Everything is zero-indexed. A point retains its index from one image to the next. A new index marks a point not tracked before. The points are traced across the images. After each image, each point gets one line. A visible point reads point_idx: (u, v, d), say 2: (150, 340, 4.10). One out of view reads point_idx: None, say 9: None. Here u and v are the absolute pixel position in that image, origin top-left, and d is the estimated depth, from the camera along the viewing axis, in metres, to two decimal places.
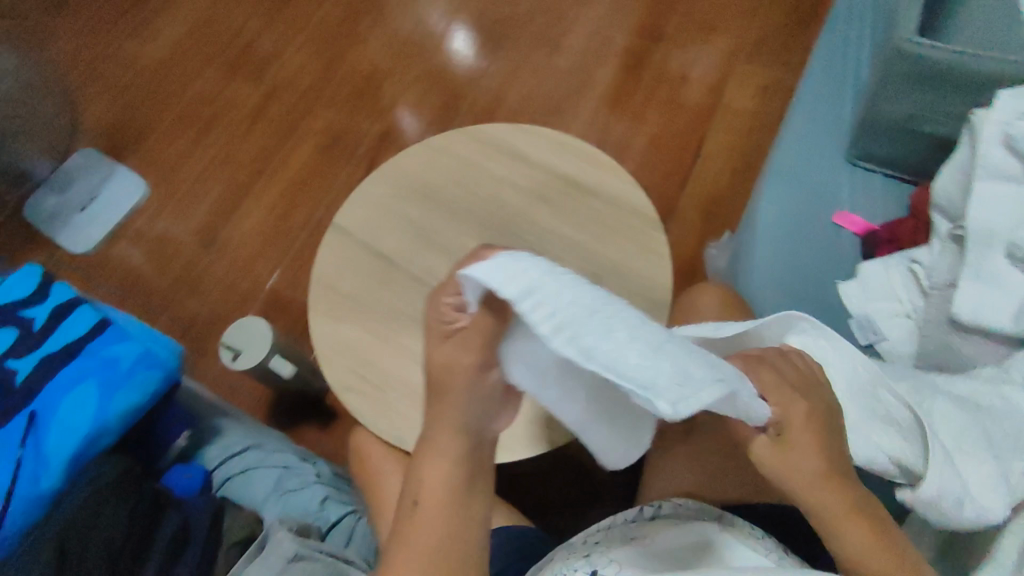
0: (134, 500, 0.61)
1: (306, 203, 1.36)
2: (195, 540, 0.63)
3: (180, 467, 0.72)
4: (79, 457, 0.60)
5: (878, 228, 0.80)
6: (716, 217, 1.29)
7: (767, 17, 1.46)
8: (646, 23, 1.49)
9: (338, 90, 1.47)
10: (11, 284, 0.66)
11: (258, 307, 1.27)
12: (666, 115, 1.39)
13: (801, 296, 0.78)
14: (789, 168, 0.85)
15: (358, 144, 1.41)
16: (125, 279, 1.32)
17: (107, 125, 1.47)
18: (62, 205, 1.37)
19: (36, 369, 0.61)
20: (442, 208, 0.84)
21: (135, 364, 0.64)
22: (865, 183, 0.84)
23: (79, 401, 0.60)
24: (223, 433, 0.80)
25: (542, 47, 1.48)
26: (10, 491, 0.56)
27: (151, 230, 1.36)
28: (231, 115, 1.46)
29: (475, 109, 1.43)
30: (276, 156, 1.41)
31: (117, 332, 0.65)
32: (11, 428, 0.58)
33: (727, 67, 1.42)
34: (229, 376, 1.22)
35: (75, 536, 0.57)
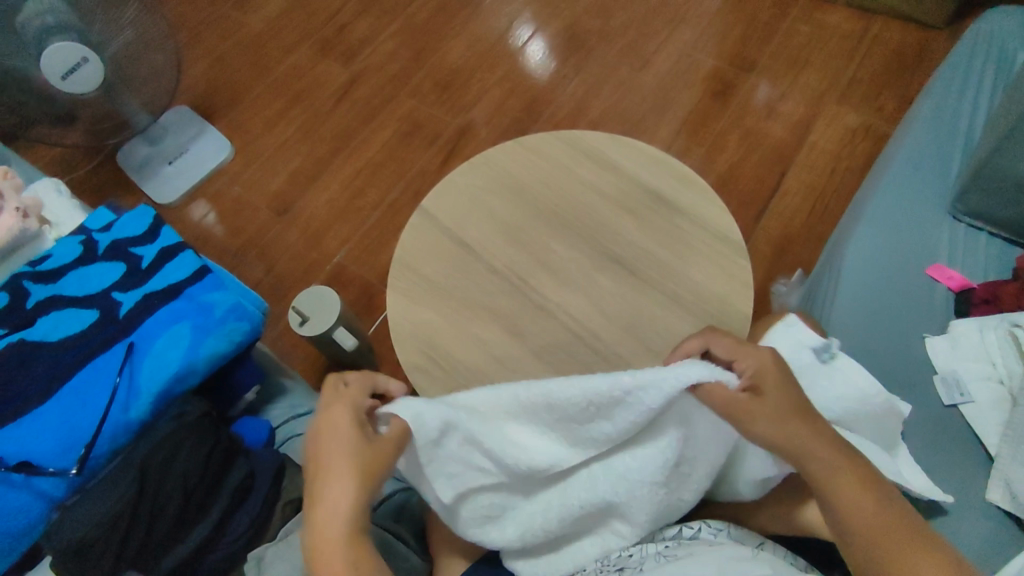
0: (212, 442, 0.62)
1: (380, 185, 1.39)
2: (258, 491, 0.65)
3: (250, 419, 0.74)
4: (166, 393, 0.63)
5: (976, 286, 0.77)
6: (789, 253, 1.26)
7: (865, 59, 1.43)
8: (738, 51, 1.48)
9: (423, 80, 1.50)
10: (126, 222, 0.71)
11: (321, 279, 1.30)
12: (748, 145, 1.37)
13: (887, 344, 0.75)
14: (885, 213, 0.83)
15: (437, 134, 1.44)
16: (201, 234, 1.37)
17: (203, 87, 1.54)
18: (153, 154, 1.41)
19: (138, 304, 0.65)
20: (526, 205, 0.85)
21: (228, 313, 0.66)
22: (967, 239, 0.81)
23: (173, 340, 0.63)
24: (290, 393, 0.82)
25: (628, 63, 1.48)
26: (104, 415, 0.60)
27: (231, 191, 1.42)
28: (319, 91, 1.51)
29: (555, 115, 1.44)
30: (357, 136, 1.45)
31: (214, 281, 0.68)
32: (112, 355, 0.62)
33: (817, 104, 1.40)
34: (286, 341, 1.25)
35: (155, 467, 0.59)
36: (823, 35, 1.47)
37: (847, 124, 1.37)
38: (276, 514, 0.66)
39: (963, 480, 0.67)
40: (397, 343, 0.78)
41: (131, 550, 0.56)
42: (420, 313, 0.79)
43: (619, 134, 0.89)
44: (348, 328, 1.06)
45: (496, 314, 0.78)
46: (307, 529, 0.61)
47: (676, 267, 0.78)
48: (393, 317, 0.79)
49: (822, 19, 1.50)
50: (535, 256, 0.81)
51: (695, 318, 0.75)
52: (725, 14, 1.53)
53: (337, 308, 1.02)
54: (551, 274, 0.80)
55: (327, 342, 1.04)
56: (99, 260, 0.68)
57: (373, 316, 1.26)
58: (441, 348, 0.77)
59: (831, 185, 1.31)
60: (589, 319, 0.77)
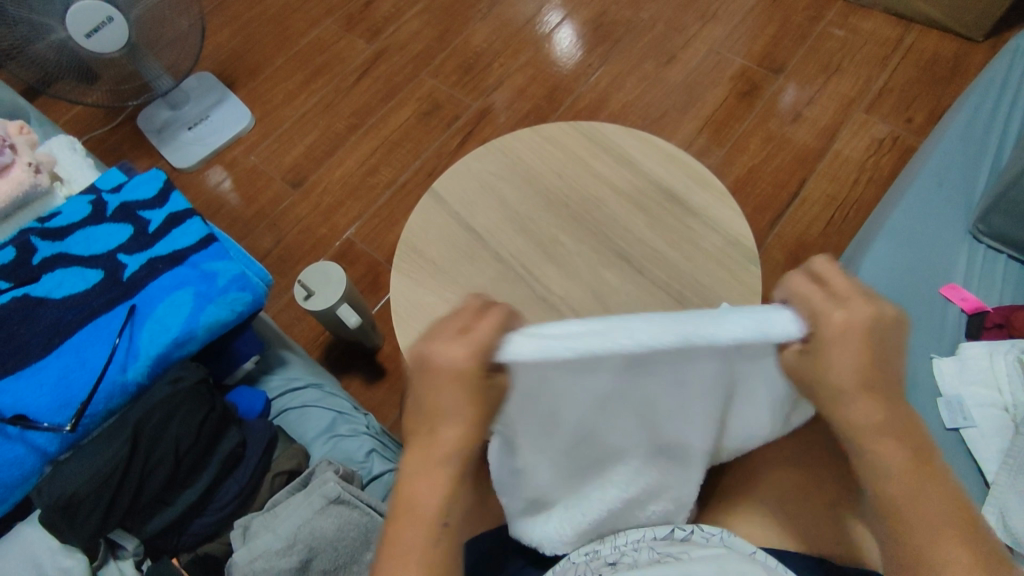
0: (206, 411, 0.62)
1: (395, 164, 1.38)
2: (248, 461, 0.66)
3: (247, 388, 0.75)
4: (164, 358, 0.63)
5: (990, 310, 0.75)
6: (803, 262, 1.23)
7: (899, 68, 1.39)
8: (768, 51, 1.45)
9: (446, 61, 1.49)
10: (136, 184, 0.71)
11: (330, 254, 1.30)
12: (770, 148, 1.34)
13: None
14: (903, 228, 0.81)
15: (456, 117, 1.42)
16: (214, 201, 1.38)
17: (226, 54, 1.54)
18: (172, 118, 1.42)
19: (143, 268, 0.65)
20: (537, 195, 0.84)
21: (230, 283, 0.66)
22: (985, 259, 0.79)
23: (175, 306, 0.64)
24: (288, 366, 0.82)
25: (655, 57, 1.46)
26: (101, 375, 0.60)
27: (247, 160, 1.42)
28: (341, 65, 1.50)
29: (576, 105, 1.42)
30: (376, 113, 1.44)
31: (218, 250, 0.68)
32: (114, 316, 0.63)
33: (844, 112, 1.36)
34: (291, 313, 1.26)
35: (148, 430, 0.60)
36: (857, 40, 1.44)
37: (874, 135, 1.33)
38: (265, 485, 0.67)
39: None
40: (397, 324, 0.78)
41: (120, 509, 0.57)
42: (423, 297, 0.79)
43: (637, 130, 0.87)
44: (352, 305, 1.06)
45: (498, 302, 0.78)
46: (292, 504, 0.63)
47: (684, 269, 0.77)
48: (396, 298, 0.79)
49: (857, 24, 1.46)
50: (541, 246, 0.81)
51: None
52: (758, 13, 1.49)
53: (343, 285, 1.02)
54: (556, 266, 0.79)
55: (331, 318, 1.05)
56: (108, 220, 0.69)
57: (379, 295, 1.26)
58: None
59: (852, 196, 1.28)
60: (591, 314, 0.76)
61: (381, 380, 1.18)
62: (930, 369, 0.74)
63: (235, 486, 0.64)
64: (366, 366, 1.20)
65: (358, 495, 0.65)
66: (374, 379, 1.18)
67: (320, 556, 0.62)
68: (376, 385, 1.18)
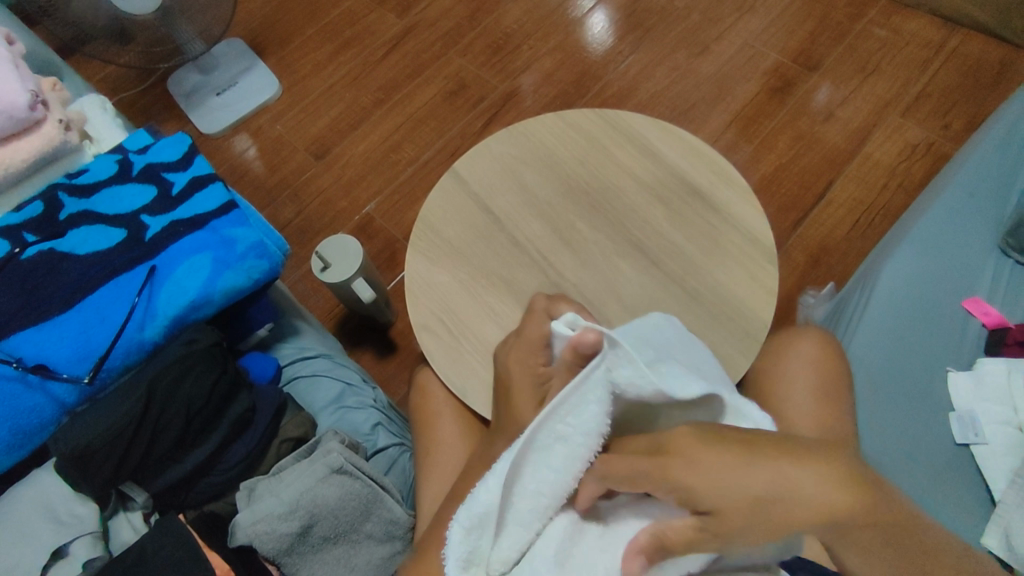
0: (218, 374, 0.64)
1: (418, 143, 1.38)
2: (257, 425, 0.67)
3: (258, 353, 0.76)
4: (181, 319, 0.64)
5: (1012, 326, 0.73)
6: (824, 265, 1.21)
7: (940, 73, 1.35)
8: (805, 48, 1.41)
9: (475, 41, 1.47)
10: (162, 146, 0.72)
11: (349, 227, 1.31)
12: (800, 147, 1.32)
13: (906, 372, 0.73)
14: (930, 237, 0.80)
15: (482, 98, 1.42)
16: (238, 167, 1.40)
17: (257, 23, 1.54)
18: (201, 84, 1.43)
19: (164, 229, 0.66)
20: (558, 181, 0.83)
21: (249, 250, 0.67)
22: (1013, 275, 0.77)
23: (193, 270, 0.65)
24: (301, 335, 0.83)
25: (688, 48, 1.43)
26: (119, 333, 0.61)
27: (272, 129, 1.43)
28: (371, 40, 1.50)
29: (604, 93, 1.40)
30: (402, 90, 1.44)
31: (239, 217, 0.69)
32: (135, 276, 0.64)
33: (880, 114, 1.33)
34: (308, 283, 1.27)
35: (162, 390, 0.61)
36: (899, 41, 1.40)
37: (908, 139, 1.30)
38: (272, 449, 0.68)
39: (958, 520, 0.65)
40: (411, 301, 0.78)
41: (132, 464, 0.59)
42: (437, 276, 0.79)
43: (666, 121, 0.86)
44: (368, 279, 1.07)
45: (512, 287, 0.78)
46: (297, 469, 0.65)
47: (701, 265, 0.76)
48: (412, 276, 0.80)
49: (900, 25, 1.42)
50: (559, 234, 0.80)
51: (710, 319, 0.73)
52: (798, 8, 1.46)
53: (361, 258, 1.03)
54: (574, 255, 0.79)
55: (346, 290, 1.06)
56: (132, 181, 0.70)
57: (394, 272, 1.27)
58: (452, 313, 0.77)
59: (880, 201, 1.26)
60: (603, 302, 0.76)
61: (393, 355, 1.20)
62: (945, 382, 0.72)
63: (244, 446, 0.65)
64: (377, 340, 1.21)
65: (361, 466, 0.67)
66: (386, 353, 1.20)
67: (320, 523, 0.64)
68: (387, 359, 1.19)
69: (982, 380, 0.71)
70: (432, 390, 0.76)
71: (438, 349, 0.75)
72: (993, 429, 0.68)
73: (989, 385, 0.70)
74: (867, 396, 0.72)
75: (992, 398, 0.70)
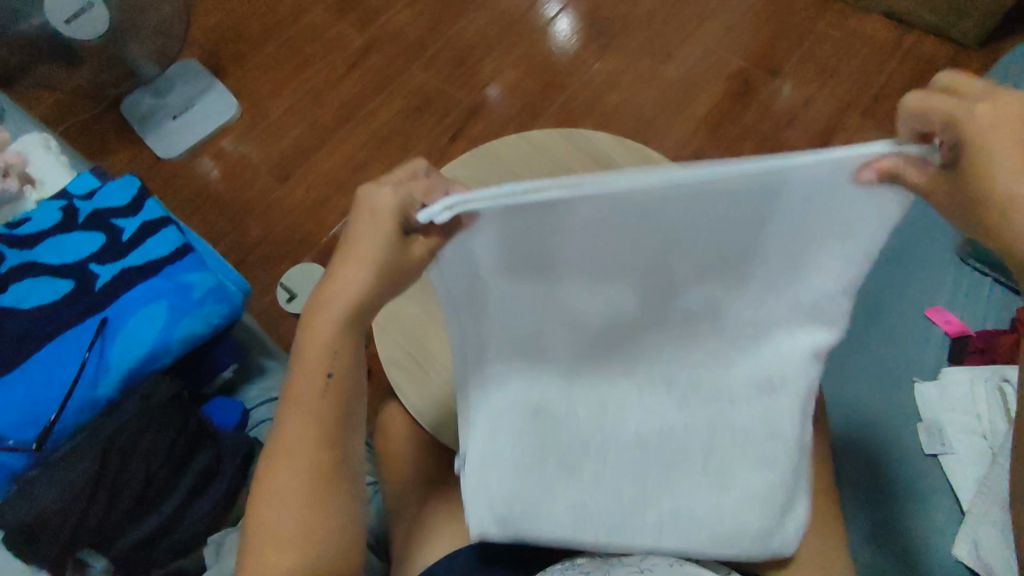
0: (178, 428, 0.62)
1: (383, 160, 1.36)
2: (222, 475, 0.65)
3: (220, 400, 0.74)
4: (136, 372, 0.62)
5: (973, 333, 0.74)
6: None
7: (895, 74, 1.38)
8: (765, 52, 1.43)
9: (438, 54, 1.46)
10: (109, 190, 0.69)
11: (316, 251, 1.29)
12: (764, 152, 1.33)
13: (871, 384, 0.75)
14: (892, 250, 0.82)
15: (447, 113, 1.40)
16: (200, 191, 1.36)
17: (214, 42, 1.50)
18: (156, 108, 1.39)
19: (114, 279, 0.64)
20: None
21: (207, 295, 0.65)
22: (973, 284, 0.77)
23: (147, 320, 0.62)
24: (267, 375, 0.81)
25: (652, 55, 1.44)
26: (69, 391, 0.59)
27: (234, 150, 1.39)
28: (332, 55, 1.47)
29: (570, 102, 1.40)
30: (365, 106, 1.41)
31: (194, 261, 0.66)
32: (84, 330, 0.61)
33: (840, 116, 1.35)
34: (277, 311, 1.24)
35: (118, 450, 0.58)
36: (855, 43, 1.42)
37: (868, 141, 1.33)
38: (241, 498, 0.66)
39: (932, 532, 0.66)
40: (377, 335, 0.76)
41: (88, 530, 0.57)
42: (403, 307, 0.77)
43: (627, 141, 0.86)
44: None
45: None
46: None
47: None
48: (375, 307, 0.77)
49: (855, 27, 1.44)
50: None
51: None
52: (756, 13, 1.47)
53: None
54: None
55: None
56: (79, 229, 0.67)
57: None
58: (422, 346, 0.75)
59: None
60: None
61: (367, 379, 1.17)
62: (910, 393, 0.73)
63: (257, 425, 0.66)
64: None
65: None
66: None
67: None
68: None
69: (947, 389, 0.71)
70: (403, 426, 0.74)
71: (409, 386, 0.73)
72: (955, 438, 0.69)
73: (952, 394, 0.70)
74: (834, 402, 0.76)
75: (954, 407, 0.70)
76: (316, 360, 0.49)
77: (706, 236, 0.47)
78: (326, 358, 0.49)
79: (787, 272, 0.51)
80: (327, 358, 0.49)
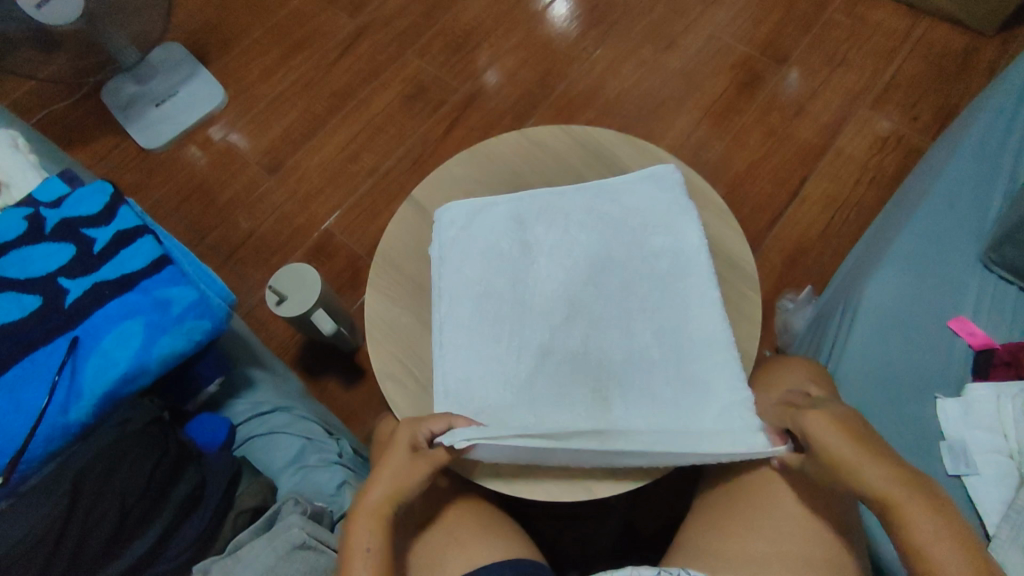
0: (157, 456, 0.58)
1: (376, 150, 1.30)
2: (207, 502, 0.61)
3: (204, 417, 0.70)
4: (111, 395, 0.58)
5: (999, 346, 0.71)
6: (801, 268, 1.19)
7: (907, 62, 1.33)
8: (772, 39, 1.37)
9: (432, 39, 1.40)
10: (80, 197, 0.64)
11: (307, 246, 1.24)
12: (772, 144, 1.28)
13: (893, 397, 0.71)
14: (912, 253, 0.77)
15: (442, 101, 1.34)
16: (185, 184, 1.30)
17: (197, 26, 1.43)
18: (139, 94, 1.33)
19: (87, 294, 0.59)
20: None
21: (186, 310, 0.60)
22: (997, 294, 0.75)
23: (122, 338, 0.58)
24: (255, 390, 0.78)
25: (655, 41, 1.38)
26: (38, 418, 0.54)
27: (220, 140, 1.33)
28: (321, 41, 1.41)
29: (571, 91, 1.34)
30: (357, 95, 1.35)
31: (173, 274, 0.62)
32: (53, 350, 0.57)
33: (850, 106, 1.31)
34: (266, 311, 1.20)
35: (92, 481, 0.54)
36: (866, 29, 1.37)
37: (878, 133, 1.28)
38: (227, 524, 0.62)
39: None
40: (371, 346, 0.71)
41: (56, 573, 0.51)
42: (398, 317, 0.72)
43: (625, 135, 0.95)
44: (328, 309, 1.01)
45: None
46: (256, 546, 0.57)
47: None
48: (369, 317, 0.72)
49: (866, 13, 1.39)
50: None
51: None
52: None
53: (320, 288, 0.97)
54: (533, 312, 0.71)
55: (308, 323, 0.99)
56: (46, 239, 0.62)
57: (357, 293, 1.20)
58: (418, 358, 0.70)
59: (853, 197, 1.23)
60: None
61: (360, 381, 1.13)
62: (932, 409, 0.70)
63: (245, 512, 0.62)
64: (344, 366, 1.14)
65: (325, 539, 0.60)
66: (353, 380, 1.13)
67: None
68: (354, 386, 1.13)
69: (970, 407, 0.68)
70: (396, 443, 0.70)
71: (404, 401, 0.68)
72: (979, 457, 0.66)
73: (975, 412, 0.68)
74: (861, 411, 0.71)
75: (977, 426, 0.67)
76: (357, 540, 0.55)
77: (614, 297, 0.68)
78: (363, 539, 0.55)
79: (670, 364, 0.65)
80: (365, 537, 0.55)
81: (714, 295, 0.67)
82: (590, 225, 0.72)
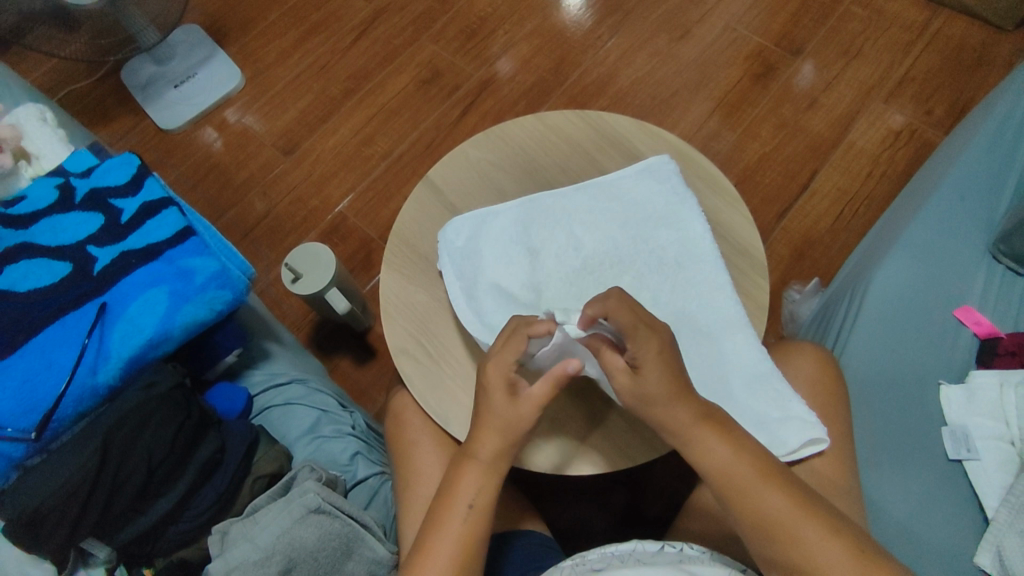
0: (181, 419, 0.60)
1: (390, 135, 1.32)
2: (227, 465, 0.63)
3: (223, 386, 0.72)
4: (138, 358, 0.60)
5: (1004, 336, 0.72)
6: (809, 260, 1.19)
7: (923, 56, 1.33)
8: (787, 31, 1.37)
9: (448, 25, 1.40)
10: (108, 169, 0.67)
11: (321, 228, 1.26)
12: (784, 136, 1.29)
13: (893, 383, 0.72)
14: (922, 244, 0.78)
15: (457, 86, 1.35)
16: (201, 164, 1.32)
17: (216, 8, 1.44)
18: (158, 75, 1.35)
19: (114, 262, 0.61)
20: (538, 189, 0.79)
21: (209, 280, 0.62)
22: (1005, 285, 0.76)
23: (148, 306, 0.60)
24: (271, 360, 0.80)
25: (670, 31, 1.38)
26: (69, 379, 0.57)
27: (237, 122, 1.35)
28: (337, 25, 1.42)
29: (583, 80, 1.35)
30: (372, 79, 1.37)
31: (196, 244, 0.64)
32: (84, 315, 0.59)
33: (864, 100, 1.30)
34: (279, 290, 1.22)
35: (119, 440, 0.56)
36: (882, 23, 1.37)
37: (891, 126, 1.28)
38: (245, 489, 0.64)
39: (953, 539, 0.65)
40: (386, 321, 0.73)
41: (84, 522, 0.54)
42: (412, 295, 0.74)
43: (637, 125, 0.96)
44: (342, 288, 1.03)
45: None
46: (272, 510, 0.59)
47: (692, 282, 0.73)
48: (385, 294, 0.74)
49: (883, 5, 1.38)
50: None
51: None
52: None
53: (335, 266, 0.99)
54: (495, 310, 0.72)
55: (323, 302, 1.01)
56: (76, 209, 0.65)
57: (370, 274, 1.22)
58: (431, 335, 0.72)
59: (865, 190, 1.24)
60: None
61: (371, 361, 1.15)
62: (935, 395, 0.71)
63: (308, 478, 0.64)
64: (355, 346, 1.16)
65: (340, 504, 0.61)
66: (364, 360, 1.15)
67: (299, 566, 0.58)
68: (365, 365, 1.15)
69: (974, 393, 0.69)
70: (408, 417, 0.72)
71: (416, 375, 0.70)
72: (979, 442, 0.68)
73: (979, 398, 0.69)
74: (861, 398, 0.73)
75: (980, 412, 0.68)
76: (446, 491, 0.57)
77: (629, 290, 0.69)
78: (459, 490, 0.57)
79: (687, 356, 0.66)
80: (472, 491, 0.57)
81: (724, 278, 0.69)
82: (595, 225, 0.73)
